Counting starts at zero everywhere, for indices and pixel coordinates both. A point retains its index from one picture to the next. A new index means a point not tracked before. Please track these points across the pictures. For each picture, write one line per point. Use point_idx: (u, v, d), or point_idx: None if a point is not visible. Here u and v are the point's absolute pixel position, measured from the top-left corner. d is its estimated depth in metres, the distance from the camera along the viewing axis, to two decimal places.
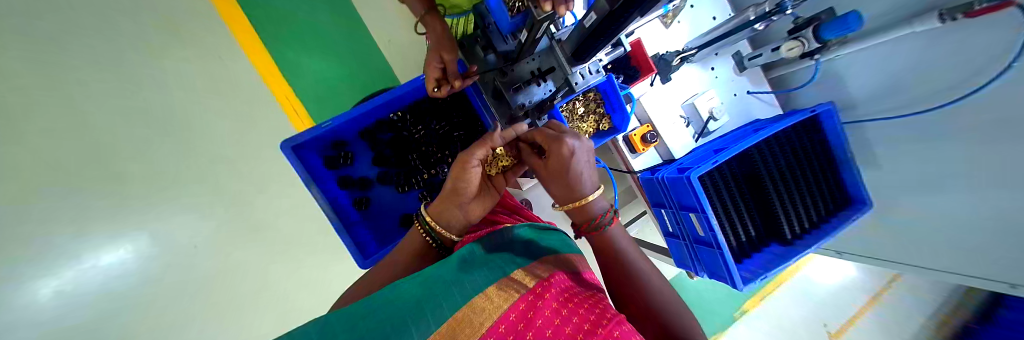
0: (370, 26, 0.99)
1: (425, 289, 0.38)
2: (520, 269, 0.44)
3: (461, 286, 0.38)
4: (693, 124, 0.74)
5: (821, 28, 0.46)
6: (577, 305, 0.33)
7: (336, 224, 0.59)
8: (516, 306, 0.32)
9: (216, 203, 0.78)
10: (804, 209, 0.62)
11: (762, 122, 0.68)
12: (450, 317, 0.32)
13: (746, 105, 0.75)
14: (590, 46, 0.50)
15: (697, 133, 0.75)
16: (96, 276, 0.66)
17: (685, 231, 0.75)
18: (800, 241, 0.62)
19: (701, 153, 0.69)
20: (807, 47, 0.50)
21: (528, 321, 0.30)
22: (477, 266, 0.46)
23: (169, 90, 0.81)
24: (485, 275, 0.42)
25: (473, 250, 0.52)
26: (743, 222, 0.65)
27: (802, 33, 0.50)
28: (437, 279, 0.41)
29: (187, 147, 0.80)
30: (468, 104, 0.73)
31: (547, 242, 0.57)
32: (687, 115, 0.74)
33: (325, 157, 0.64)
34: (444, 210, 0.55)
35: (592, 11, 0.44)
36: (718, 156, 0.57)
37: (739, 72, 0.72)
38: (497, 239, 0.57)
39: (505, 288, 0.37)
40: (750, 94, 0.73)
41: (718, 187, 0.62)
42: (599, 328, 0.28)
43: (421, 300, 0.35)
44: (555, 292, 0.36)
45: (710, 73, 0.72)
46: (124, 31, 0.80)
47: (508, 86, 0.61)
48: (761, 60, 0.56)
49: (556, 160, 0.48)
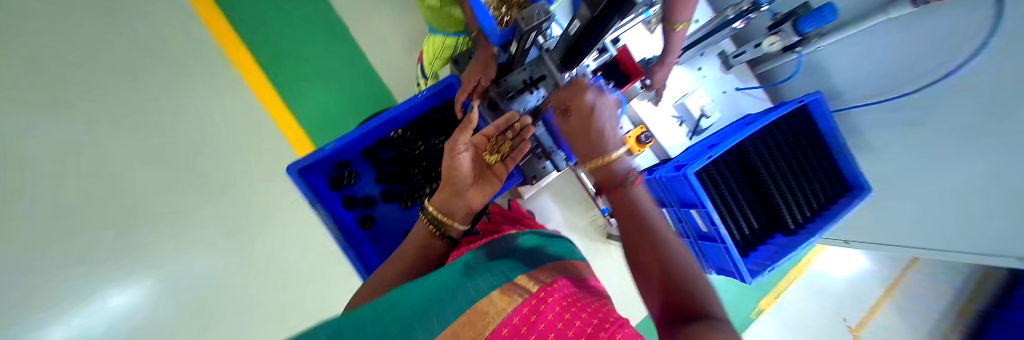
0: (368, 52, 1.05)
1: (425, 294, 0.28)
2: (527, 273, 0.33)
3: (454, 288, 0.29)
4: (686, 123, 0.71)
5: (801, 22, 0.55)
6: (583, 310, 0.24)
7: (340, 243, 0.61)
8: (518, 311, 0.24)
9: (222, 233, 0.82)
10: (805, 195, 0.59)
11: (754, 115, 0.64)
12: (438, 330, 0.22)
13: (735, 101, 0.73)
14: (578, 51, 0.42)
15: (691, 131, 0.72)
16: (103, 317, 0.72)
17: (687, 227, 0.65)
18: (804, 230, 0.58)
19: (695, 151, 0.62)
20: (786, 40, 0.58)
21: (531, 324, 0.22)
22: (484, 267, 0.35)
23: (182, 126, 0.88)
24: (488, 278, 0.31)
25: (475, 254, 0.38)
26: (745, 214, 0.59)
27: (780, 28, 0.58)
28: (435, 284, 0.30)
29: (196, 181, 0.85)
30: None
31: (552, 249, 0.43)
32: (680, 115, 0.71)
33: (329, 178, 0.70)
34: (444, 199, 0.46)
35: (575, 19, 0.35)
36: (712, 151, 0.52)
37: (727, 70, 0.71)
38: (496, 248, 0.41)
39: (508, 291, 0.28)
40: (739, 90, 0.72)
41: (716, 182, 0.58)
42: (601, 331, 0.20)
43: (404, 300, 0.27)
44: (562, 295, 0.27)
45: (697, 73, 0.71)
46: (143, 79, 0.88)
47: (502, 96, 0.53)
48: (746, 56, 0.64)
49: (576, 117, 0.39)
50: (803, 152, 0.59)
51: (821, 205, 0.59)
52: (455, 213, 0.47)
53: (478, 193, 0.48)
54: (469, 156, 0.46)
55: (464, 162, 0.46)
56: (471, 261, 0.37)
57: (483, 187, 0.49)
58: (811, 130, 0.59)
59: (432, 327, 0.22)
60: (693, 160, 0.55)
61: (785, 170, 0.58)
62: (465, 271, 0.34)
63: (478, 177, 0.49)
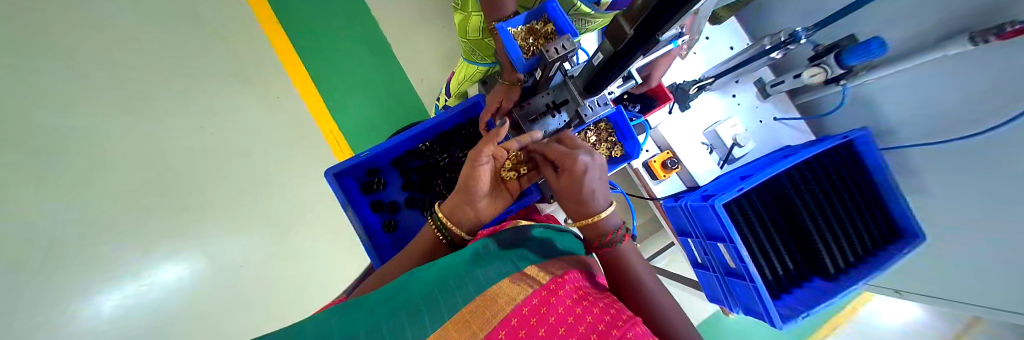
0: None
1: (432, 276, 0.47)
2: (535, 264, 0.49)
3: (454, 274, 0.46)
4: (717, 150, 1.00)
5: (847, 54, 0.78)
6: (591, 305, 0.38)
7: (424, 125, 0.72)
8: (528, 302, 0.37)
9: None
10: (844, 248, 0.79)
11: (797, 148, 0.88)
12: (457, 295, 0.41)
13: (773, 129, 1.05)
14: None
15: (722, 159, 0.99)
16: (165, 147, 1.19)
17: (716, 263, 0.87)
18: (843, 276, 0.78)
19: (730, 178, 0.87)
20: (825, 73, 0.82)
21: (541, 317, 0.35)
22: (495, 253, 0.53)
23: None
24: (498, 265, 0.48)
25: (486, 245, 0.56)
26: (779, 259, 0.81)
27: (824, 63, 0.82)
28: (451, 268, 0.48)
29: None
30: (596, 76, 0.51)
31: (561, 244, 0.61)
32: (711, 143, 1.00)
33: (483, 88, 0.75)
34: (558, 187, 0.52)
35: None
36: (743, 188, 0.75)
37: (761, 98, 1.03)
38: (510, 236, 0.60)
39: (519, 282, 0.43)
40: (776, 122, 1.04)
41: (743, 212, 0.81)
42: (618, 327, 0.33)
43: (413, 285, 0.45)
44: (571, 290, 0.41)
45: (734, 99, 1.04)
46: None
47: (655, 13, 0.32)
48: (784, 85, 0.94)
49: (561, 176, 0.51)
50: (828, 205, 0.81)
51: (853, 260, 0.79)
52: (567, 204, 0.53)
53: (567, 200, 0.52)
54: (488, 168, 0.57)
55: (581, 173, 0.49)
56: (480, 249, 0.54)
57: (563, 199, 0.53)
58: (854, 191, 0.82)
59: (456, 296, 0.40)
60: (726, 190, 0.78)
61: (821, 213, 0.80)
62: (474, 257, 0.51)
63: (565, 197, 0.53)
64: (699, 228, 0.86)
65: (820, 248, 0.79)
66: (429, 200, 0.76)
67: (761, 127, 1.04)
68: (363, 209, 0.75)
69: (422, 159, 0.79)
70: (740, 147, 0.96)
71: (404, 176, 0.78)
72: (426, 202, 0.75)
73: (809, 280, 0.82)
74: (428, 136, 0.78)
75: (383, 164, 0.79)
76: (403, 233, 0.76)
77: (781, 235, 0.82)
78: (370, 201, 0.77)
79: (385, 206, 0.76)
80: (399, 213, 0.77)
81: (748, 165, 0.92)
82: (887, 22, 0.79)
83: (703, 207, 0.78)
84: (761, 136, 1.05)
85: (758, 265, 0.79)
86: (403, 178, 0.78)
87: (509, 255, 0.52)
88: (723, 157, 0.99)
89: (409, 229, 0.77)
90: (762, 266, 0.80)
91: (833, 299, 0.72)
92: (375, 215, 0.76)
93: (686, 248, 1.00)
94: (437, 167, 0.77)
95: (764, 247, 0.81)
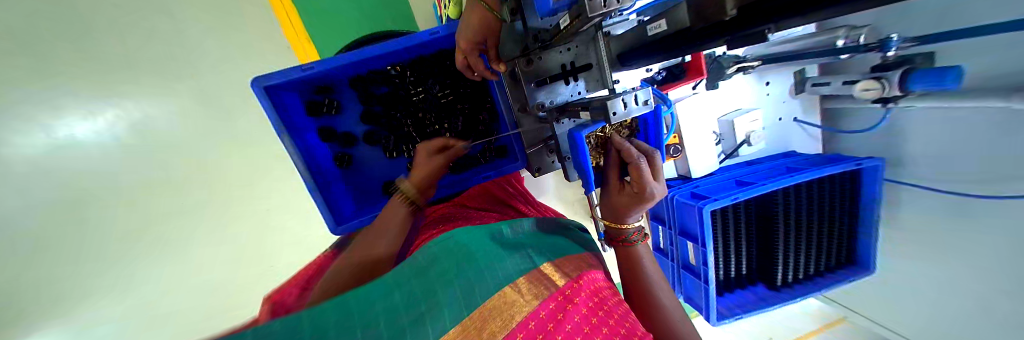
0: None
1: (444, 256, 0.41)
2: (549, 261, 0.47)
3: (474, 255, 0.41)
4: (723, 142, 0.91)
5: (917, 75, 0.63)
6: (607, 315, 0.37)
7: (394, 45, 0.53)
8: (546, 306, 0.35)
9: None
10: (799, 271, 0.83)
11: (808, 163, 0.82)
12: (476, 287, 0.35)
13: (786, 130, 0.96)
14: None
15: (726, 152, 0.92)
16: None
17: (677, 255, 0.88)
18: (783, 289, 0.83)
19: (725, 182, 0.81)
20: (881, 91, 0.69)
21: (558, 324, 0.33)
22: (508, 244, 0.49)
23: None
24: (520, 258, 0.44)
25: (502, 231, 0.52)
26: (736, 266, 0.84)
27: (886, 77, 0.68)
28: (469, 250, 0.43)
29: None
30: (638, 51, 0.37)
31: (564, 240, 0.58)
32: (722, 133, 0.91)
33: None
34: (612, 201, 0.49)
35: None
36: (736, 197, 0.69)
37: (795, 94, 0.91)
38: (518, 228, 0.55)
39: (536, 282, 0.40)
40: (793, 124, 0.95)
41: (724, 219, 0.77)
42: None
43: (432, 260, 0.39)
44: (586, 297, 0.39)
45: (765, 88, 0.91)
46: None
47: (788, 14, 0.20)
48: (828, 88, 0.81)
49: (624, 192, 0.47)
50: (809, 225, 0.80)
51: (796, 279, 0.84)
52: (609, 215, 0.50)
53: (609, 210, 0.50)
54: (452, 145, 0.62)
55: (645, 203, 0.46)
56: (498, 235, 0.51)
57: (607, 202, 0.50)
58: (833, 219, 0.81)
59: (479, 285, 0.36)
60: (718, 196, 0.73)
61: (797, 234, 0.79)
62: (492, 242, 0.47)
63: (609, 206, 0.50)
64: (676, 221, 0.83)
65: (778, 263, 0.81)
66: (396, 139, 0.64)
67: (777, 126, 0.95)
68: (310, 136, 0.61)
69: (390, 87, 0.62)
70: (749, 145, 0.90)
71: (365, 104, 0.62)
72: (390, 142, 0.63)
73: (753, 286, 0.88)
74: (401, 58, 0.59)
75: (339, 83, 0.62)
76: (357, 170, 0.66)
77: (749, 243, 0.83)
78: (319, 126, 0.62)
79: (339, 137, 0.63)
80: (357, 148, 0.65)
81: (747, 169, 0.87)
82: (975, 50, 0.62)
83: (689, 205, 0.74)
84: (773, 134, 0.96)
85: (716, 266, 0.81)
86: (363, 106, 0.63)
87: (524, 248, 0.49)
88: (727, 151, 0.92)
89: (367, 167, 0.66)
90: (720, 268, 0.82)
91: (769, 308, 0.78)
92: (325, 144, 0.63)
93: (653, 232, 1.00)
94: (412, 105, 0.62)
95: (729, 254, 0.81)
